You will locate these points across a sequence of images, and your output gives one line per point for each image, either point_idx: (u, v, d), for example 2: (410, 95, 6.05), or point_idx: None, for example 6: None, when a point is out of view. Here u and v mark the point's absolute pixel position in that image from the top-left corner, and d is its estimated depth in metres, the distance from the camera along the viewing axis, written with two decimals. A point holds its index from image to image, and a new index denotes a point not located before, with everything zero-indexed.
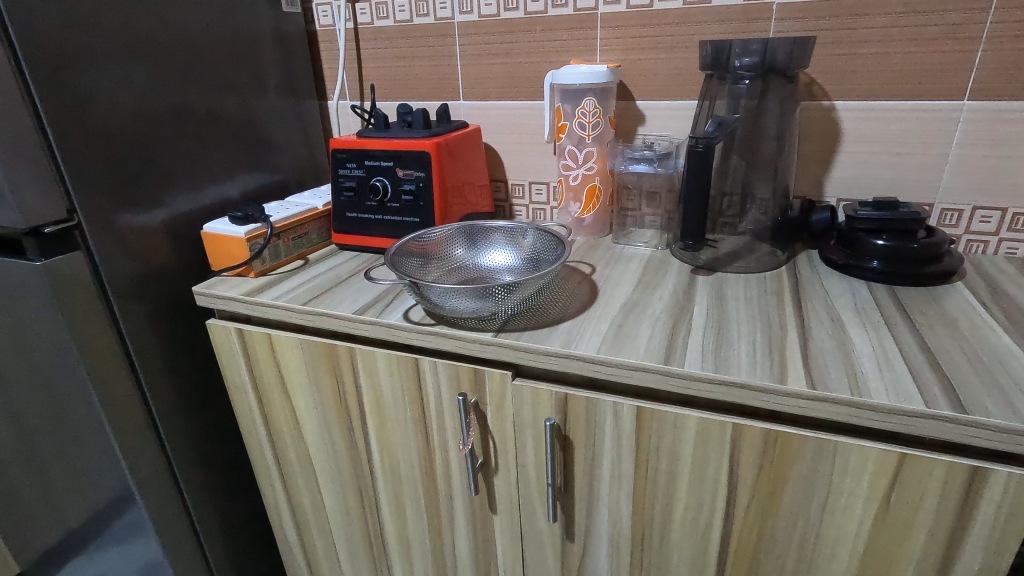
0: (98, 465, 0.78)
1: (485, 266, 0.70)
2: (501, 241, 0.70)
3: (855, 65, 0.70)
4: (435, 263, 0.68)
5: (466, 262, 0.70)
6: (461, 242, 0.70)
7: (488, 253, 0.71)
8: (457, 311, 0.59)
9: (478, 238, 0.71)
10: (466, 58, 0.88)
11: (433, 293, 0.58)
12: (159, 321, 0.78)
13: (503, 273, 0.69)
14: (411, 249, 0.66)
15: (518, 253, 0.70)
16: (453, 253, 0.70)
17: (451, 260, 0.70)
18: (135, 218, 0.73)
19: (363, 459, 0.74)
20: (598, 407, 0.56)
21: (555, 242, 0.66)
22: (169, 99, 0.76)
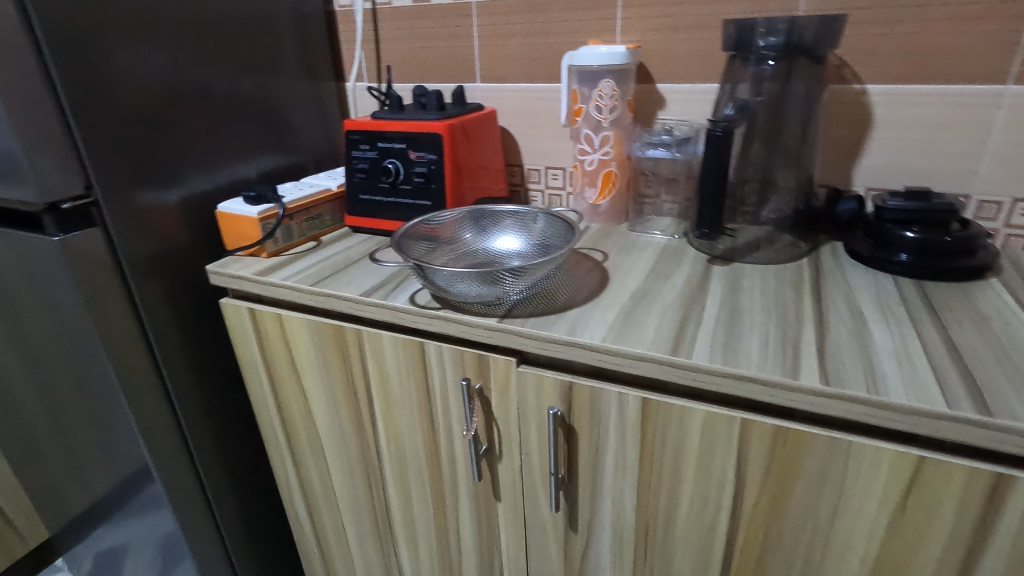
0: (116, 437, 0.81)
1: (496, 252, 0.68)
2: (512, 227, 0.69)
3: (889, 47, 0.67)
4: (444, 248, 0.67)
5: (474, 247, 0.69)
6: (472, 228, 0.69)
7: (497, 238, 0.69)
8: (462, 295, 0.58)
9: (489, 224, 0.69)
10: (484, 38, 0.86)
11: (437, 275, 0.57)
12: (175, 299, 0.79)
13: (514, 260, 0.67)
14: (418, 233, 0.66)
15: (530, 239, 0.68)
16: (462, 238, 0.69)
17: (461, 245, 0.69)
18: (152, 197, 0.74)
19: (370, 441, 0.75)
20: (603, 397, 0.55)
21: (567, 229, 0.64)
22: (187, 77, 0.76)
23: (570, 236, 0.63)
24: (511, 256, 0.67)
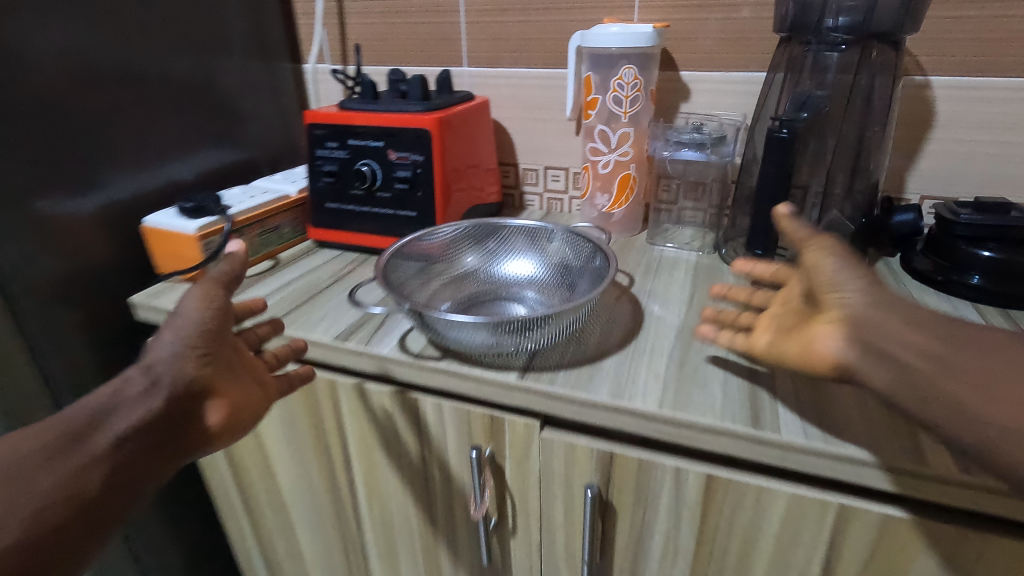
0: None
1: (504, 278, 0.57)
2: (523, 246, 0.57)
3: (960, 32, 0.57)
4: (442, 276, 0.56)
5: (479, 271, 0.58)
6: (473, 249, 0.57)
7: (508, 259, 0.58)
8: (471, 346, 0.45)
9: (494, 242, 0.57)
10: (473, 14, 0.72)
11: (441, 321, 0.44)
12: (94, 334, 0.63)
13: (529, 288, 0.56)
14: (407, 258, 0.53)
15: (545, 261, 0.56)
16: (462, 261, 0.57)
17: (461, 270, 0.57)
18: (58, 207, 0.57)
19: (348, 507, 0.61)
20: (654, 473, 0.44)
21: (594, 252, 0.52)
22: (101, 52, 0.59)
23: (599, 264, 0.51)
24: (524, 283, 0.56)
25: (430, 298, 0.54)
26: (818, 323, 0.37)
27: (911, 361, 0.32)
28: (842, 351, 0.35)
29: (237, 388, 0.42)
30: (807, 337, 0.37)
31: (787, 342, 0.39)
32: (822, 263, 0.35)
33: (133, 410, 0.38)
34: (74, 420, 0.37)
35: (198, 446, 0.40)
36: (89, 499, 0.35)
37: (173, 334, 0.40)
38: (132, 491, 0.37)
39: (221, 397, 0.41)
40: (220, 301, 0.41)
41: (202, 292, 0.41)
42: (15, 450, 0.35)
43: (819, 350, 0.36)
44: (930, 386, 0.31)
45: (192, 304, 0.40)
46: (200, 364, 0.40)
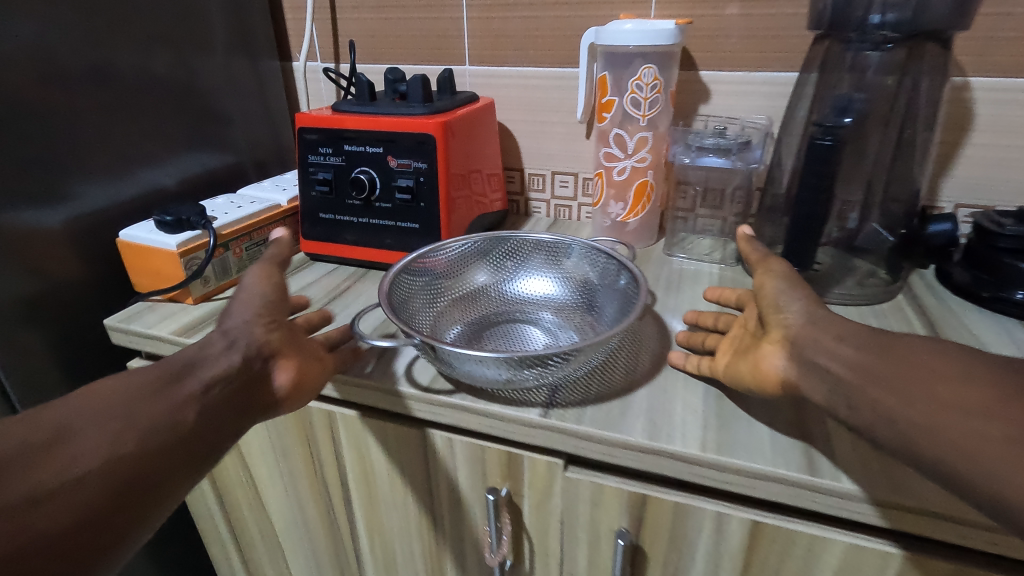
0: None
1: (517, 298, 0.53)
2: (538, 264, 0.53)
3: (1005, 30, 0.53)
4: (452, 295, 0.52)
5: (491, 289, 0.53)
6: (484, 266, 0.53)
7: (522, 277, 0.54)
8: (486, 380, 0.40)
9: (506, 259, 0.54)
10: (476, 9, 0.67)
11: (456, 354, 0.38)
12: (65, 359, 0.57)
13: (545, 309, 0.52)
14: (414, 275, 0.49)
15: (563, 280, 0.53)
16: (472, 279, 0.53)
17: (470, 288, 0.53)
18: (20, 221, 0.52)
19: (348, 543, 0.57)
20: (692, 519, 0.40)
21: (618, 270, 0.48)
22: (69, 49, 0.54)
23: (625, 283, 0.47)
24: (540, 303, 0.52)
25: (438, 319, 0.49)
26: (765, 344, 0.39)
27: (834, 370, 0.33)
28: (793, 370, 0.36)
29: (303, 355, 0.42)
30: (756, 356, 0.39)
31: (740, 361, 0.40)
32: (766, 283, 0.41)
33: (216, 365, 0.37)
34: (166, 369, 0.36)
35: (268, 408, 0.39)
36: (184, 437, 0.34)
37: (244, 303, 0.41)
38: (220, 439, 0.36)
39: (289, 359, 0.41)
40: (279, 283, 0.44)
41: (263, 271, 0.44)
42: (121, 385, 0.35)
43: (766, 367, 0.38)
44: (855, 393, 0.32)
45: (256, 279, 0.43)
46: (270, 330, 0.41)
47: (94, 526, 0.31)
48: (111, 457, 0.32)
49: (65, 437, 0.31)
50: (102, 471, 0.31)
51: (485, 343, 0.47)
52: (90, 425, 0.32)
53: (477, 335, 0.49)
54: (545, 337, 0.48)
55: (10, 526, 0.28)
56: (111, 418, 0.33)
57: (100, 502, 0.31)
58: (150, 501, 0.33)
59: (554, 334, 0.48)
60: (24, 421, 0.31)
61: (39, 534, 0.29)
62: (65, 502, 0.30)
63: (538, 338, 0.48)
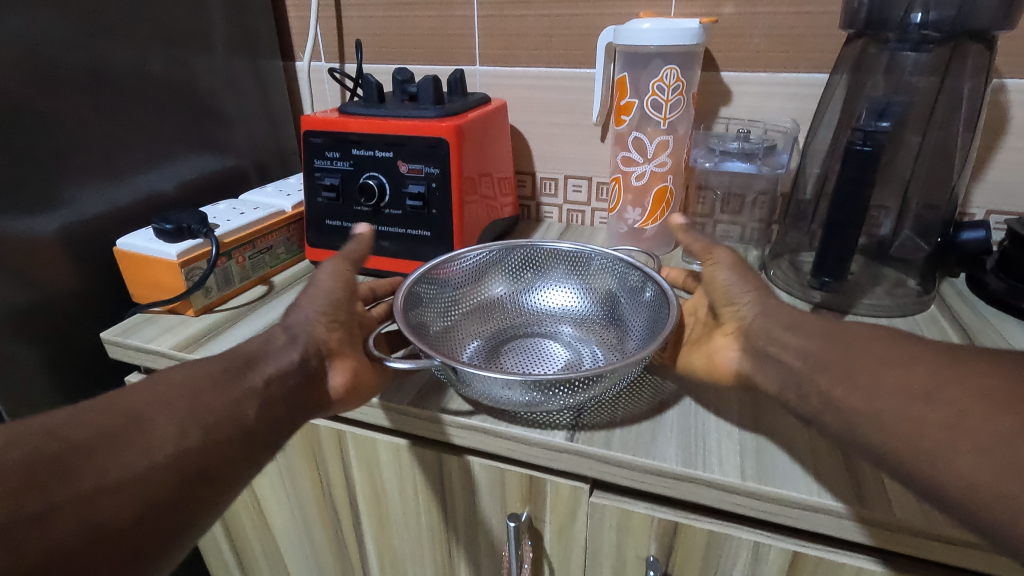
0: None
1: (534, 308, 0.51)
2: (556, 273, 0.51)
3: None
4: (467, 304, 0.49)
5: (507, 295, 0.51)
6: (498, 275, 0.51)
7: (539, 283, 0.52)
8: (507, 402, 0.37)
9: (522, 267, 0.51)
10: (487, 7, 0.65)
11: (477, 375, 0.36)
12: (59, 372, 0.55)
13: (563, 320, 0.50)
14: (426, 285, 0.46)
15: (583, 290, 0.51)
16: (485, 288, 0.51)
17: (483, 298, 0.50)
18: (11, 228, 0.49)
19: (356, 565, 0.54)
20: (728, 550, 0.37)
21: (643, 282, 0.45)
22: (63, 46, 0.51)
23: (651, 296, 0.44)
24: (557, 314, 0.50)
25: (452, 331, 0.47)
26: (718, 336, 0.41)
27: (789, 362, 0.34)
28: (747, 364, 0.38)
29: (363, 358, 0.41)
30: (709, 349, 0.41)
31: (696, 352, 0.42)
32: (717, 275, 0.41)
33: (279, 360, 0.38)
34: (229, 360, 0.37)
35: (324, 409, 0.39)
36: (243, 431, 0.34)
37: (311, 300, 0.41)
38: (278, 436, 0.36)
39: (347, 361, 0.40)
40: (347, 280, 0.44)
41: (335, 266, 0.44)
42: (182, 379, 0.35)
43: (719, 361, 0.40)
44: (805, 381, 0.33)
45: (327, 274, 0.43)
46: (332, 329, 0.41)
47: (161, 519, 0.31)
48: (176, 451, 0.32)
49: (133, 426, 0.32)
50: (166, 462, 0.31)
51: (503, 358, 0.45)
52: (157, 414, 0.32)
53: (494, 349, 0.46)
54: (566, 351, 0.46)
55: (84, 513, 0.28)
56: (178, 408, 0.33)
57: (164, 492, 0.31)
58: (212, 495, 0.33)
59: (574, 347, 0.46)
60: (94, 409, 0.32)
61: (104, 522, 0.29)
62: (135, 491, 0.30)
63: (558, 352, 0.46)
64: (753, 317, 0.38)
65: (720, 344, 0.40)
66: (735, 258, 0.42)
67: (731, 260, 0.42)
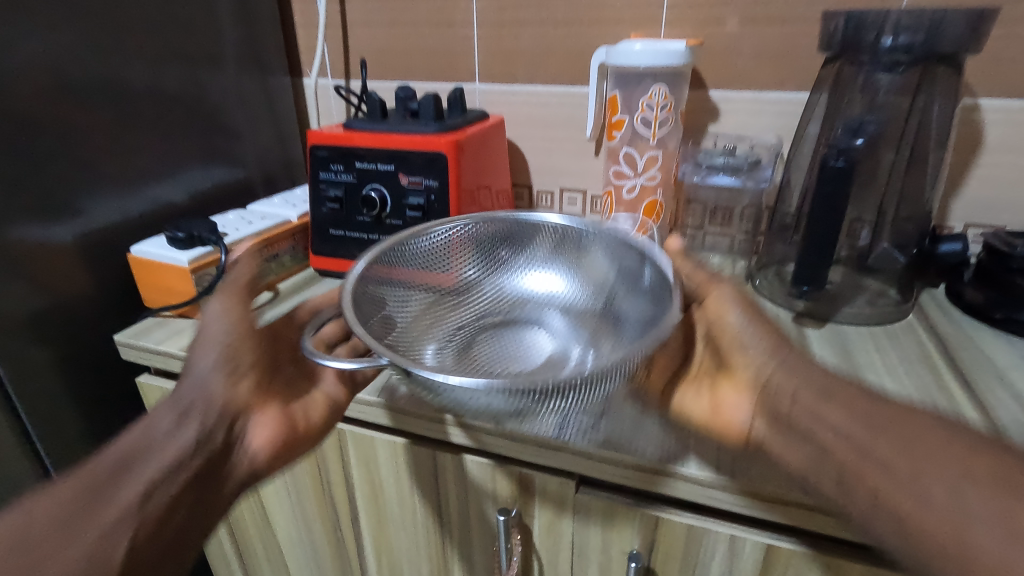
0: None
1: (490, 272, 0.53)
2: (516, 240, 0.53)
3: (1013, 53, 0.53)
4: (443, 267, 0.51)
5: (480, 249, 0.53)
6: (451, 246, 0.51)
7: (511, 242, 0.53)
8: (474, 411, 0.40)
9: (475, 236, 0.52)
10: (486, 27, 0.68)
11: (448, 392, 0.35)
12: (73, 372, 0.57)
13: (536, 281, 0.54)
14: (377, 278, 0.45)
15: (561, 252, 0.53)
16: (437, 260, 0.51)
17: (439, 271, 0.51)
18: (31, 235, 0.52)
19: (354, 561, 0.56)
20: (707, 544, 0.39)
21: (641, 264, 0.46)
22: (83, 66, 0.54)
23: (650, 277, 0.45)
24: (519, 280, 0.54)
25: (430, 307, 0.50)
26: (726, 387, 0.38)
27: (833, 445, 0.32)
28: (762, 423, 0.36)
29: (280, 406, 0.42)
30: (715, 400, 0.39)
31: (694, 399, 0.40)
32: (725, 314, 0.39)
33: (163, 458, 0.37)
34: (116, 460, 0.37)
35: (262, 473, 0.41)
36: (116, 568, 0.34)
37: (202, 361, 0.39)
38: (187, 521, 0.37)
39: (269, 415, 0.41)
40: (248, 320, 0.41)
41: (229, 304, 0.41)
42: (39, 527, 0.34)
43: (729, 419, 0.38)
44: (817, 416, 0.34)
45: (220, 316, 0.40)
46: (239, 381, 0.40)
47: None
48: None
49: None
50: None
51: (473, 341, 0.49)
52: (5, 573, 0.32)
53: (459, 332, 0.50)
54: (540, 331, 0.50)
55: None
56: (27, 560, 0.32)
57: None
58: None
59: (554, 326, 0.51)
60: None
61: None
62: None
63: (532, 333, 0.50)
64: (772, 368, 0.36)
65: (727, 398, 0.38)
66: (730, 293, 0.39)
67: (730, 295, 0.39)
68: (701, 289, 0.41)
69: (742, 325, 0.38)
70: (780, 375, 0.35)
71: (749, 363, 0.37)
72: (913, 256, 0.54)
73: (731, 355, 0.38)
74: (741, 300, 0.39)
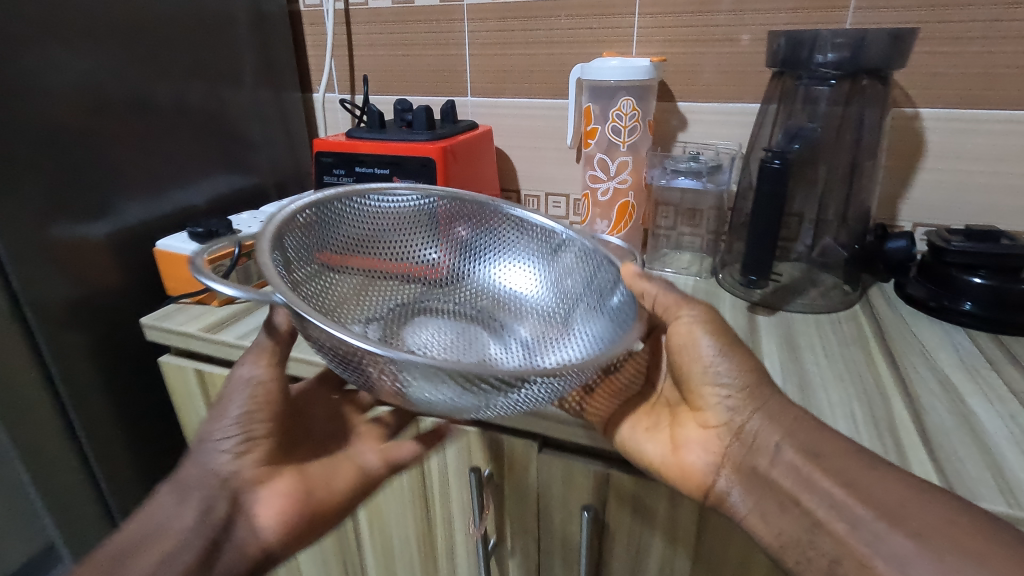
0: (28, 517, 0.67)
1: (433, 247, 0.55)
2: (456, 216, 0.55)
3: (949, 67, 0.58)
4: (387, 237, 0.54)
5: (427, 221, 0.55)
6: (388, 219, 0.54)
7: (459, 221, 0.55)
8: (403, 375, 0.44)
9: (412, 208, 0.54)
10: (477, 46, 0.75)
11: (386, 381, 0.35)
12: (103, 354, 0.64)
13: (479, 255, 0.56)
14: (307, 232, 0.47)
15: (512, 236, 0.55)
16: (377, 223, 0.53)
17: (378, 244, 0.53)
18: (71, 230, 0.59)
19: (348, 530, 0.61)
20: (651, 496, 0.45)
21: (616, 285, 0.47)
22: (118, 84, 0.62)
23: (619, 301, 0.46)
24: (458, 256, 0.56)
25: (371, 272, 0.53)
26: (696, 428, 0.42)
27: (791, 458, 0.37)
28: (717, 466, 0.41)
29: (289, 476, 0.44)
30: (676, 441, 0.43)
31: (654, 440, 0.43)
32: (696, 344, 0.41)
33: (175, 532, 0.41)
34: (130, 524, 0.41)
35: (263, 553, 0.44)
36: None
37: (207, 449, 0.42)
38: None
39: (275, 485, 0.44)
40: (266, 394, 0.43)
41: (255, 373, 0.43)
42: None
43: (688, 462, 0.42)
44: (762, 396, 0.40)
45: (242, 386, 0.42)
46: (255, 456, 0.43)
47: None
48: None
49: None
50: None
51: (404, 314, 0.52)
52: None
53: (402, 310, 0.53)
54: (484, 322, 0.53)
55: None
56: None
57: None
58: None
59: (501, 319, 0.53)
60: None
61: None
62: None
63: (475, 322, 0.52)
64: (749, 415, 0.40)
65: (689, 437, 0.42)
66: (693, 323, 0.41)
67: (694, 323, 0.41)
68: (664, 315, 0.42)
69: (715, 359, 0.40)
70: (764, 426, 0.39)
71: (721, 408, 0.41)
72: (855, 247, 0.60)
73: (699, 396, 0.42)
74: (715, 327, 0.41)
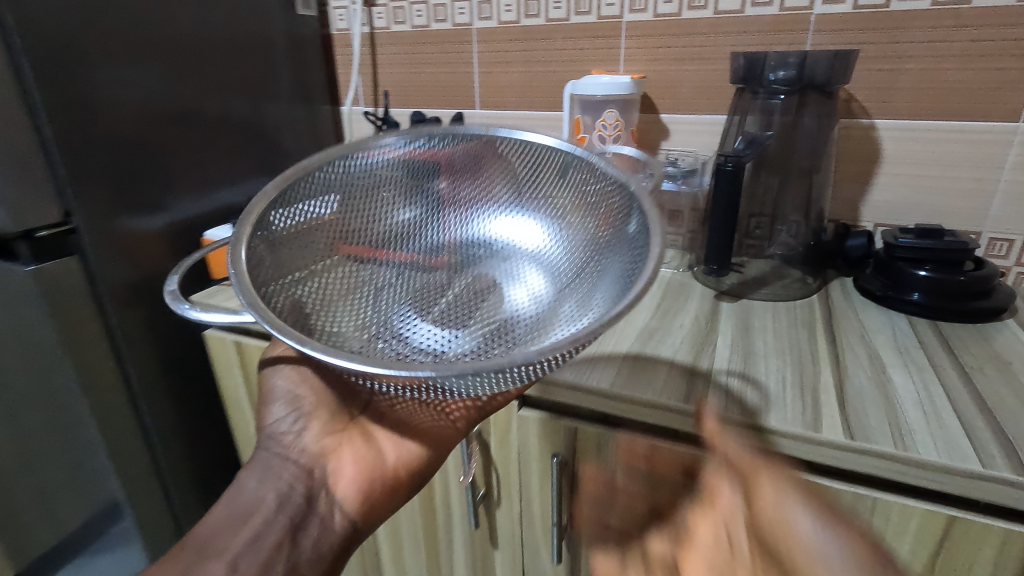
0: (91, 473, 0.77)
1: (417, 198, 0.61)
2: (435, 162, 0.60)
3: (898, 82, 0.65)
4: (364, 194, 0.58)
5: (398, 170, 0.59)
6: (366, 184, 0.58)
7: (424, 164, 0.60)
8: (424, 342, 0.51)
9: (388, 164, 0.59)
10: (485, 65, 0.84)
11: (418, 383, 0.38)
12: (156, 329, 0.75)
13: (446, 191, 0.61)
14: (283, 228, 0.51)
15: (473, 165, 0.60)
16: (346, 188, 0.57)
17: (364, 208, 0.58)
18: (133, 221, 0.70)
19: None
20: (611, 445, 0.52)
21: (629, 211, 0.50)
22: (175, 98, 0.73)
23: (634, 225, 0.49)
24: (429, 198, 0.61)
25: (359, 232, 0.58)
26: None
27: None
28: None
29: (352, 451, 0.52)
30: None
31: None
32: (790, 513, 0.39)
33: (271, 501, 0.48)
34: None
35: (358, 524, 0.51)
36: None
37: (274, 439, 0.51)
38: (289, 571, 0.45)
39: (343, 459, 0.52)
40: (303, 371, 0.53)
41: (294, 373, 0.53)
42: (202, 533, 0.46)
43: None
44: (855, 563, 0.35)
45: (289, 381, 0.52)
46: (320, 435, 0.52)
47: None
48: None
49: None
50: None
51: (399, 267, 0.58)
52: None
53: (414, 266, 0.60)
54: (486, 267, 0.60)
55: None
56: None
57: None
58: None
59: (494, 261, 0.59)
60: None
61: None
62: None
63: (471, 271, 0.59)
64: None
65: None
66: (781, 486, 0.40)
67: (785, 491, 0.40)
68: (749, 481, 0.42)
69: (815, 532, 0.37)
70: None
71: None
72: (808, 243, 0.67)
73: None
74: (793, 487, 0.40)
